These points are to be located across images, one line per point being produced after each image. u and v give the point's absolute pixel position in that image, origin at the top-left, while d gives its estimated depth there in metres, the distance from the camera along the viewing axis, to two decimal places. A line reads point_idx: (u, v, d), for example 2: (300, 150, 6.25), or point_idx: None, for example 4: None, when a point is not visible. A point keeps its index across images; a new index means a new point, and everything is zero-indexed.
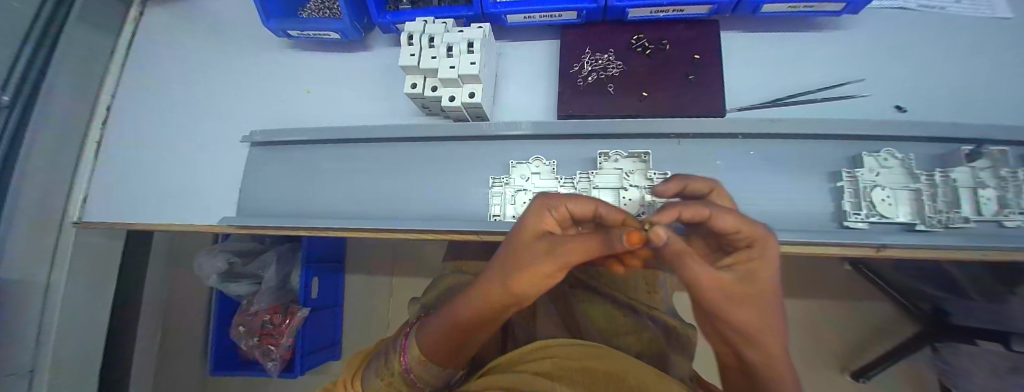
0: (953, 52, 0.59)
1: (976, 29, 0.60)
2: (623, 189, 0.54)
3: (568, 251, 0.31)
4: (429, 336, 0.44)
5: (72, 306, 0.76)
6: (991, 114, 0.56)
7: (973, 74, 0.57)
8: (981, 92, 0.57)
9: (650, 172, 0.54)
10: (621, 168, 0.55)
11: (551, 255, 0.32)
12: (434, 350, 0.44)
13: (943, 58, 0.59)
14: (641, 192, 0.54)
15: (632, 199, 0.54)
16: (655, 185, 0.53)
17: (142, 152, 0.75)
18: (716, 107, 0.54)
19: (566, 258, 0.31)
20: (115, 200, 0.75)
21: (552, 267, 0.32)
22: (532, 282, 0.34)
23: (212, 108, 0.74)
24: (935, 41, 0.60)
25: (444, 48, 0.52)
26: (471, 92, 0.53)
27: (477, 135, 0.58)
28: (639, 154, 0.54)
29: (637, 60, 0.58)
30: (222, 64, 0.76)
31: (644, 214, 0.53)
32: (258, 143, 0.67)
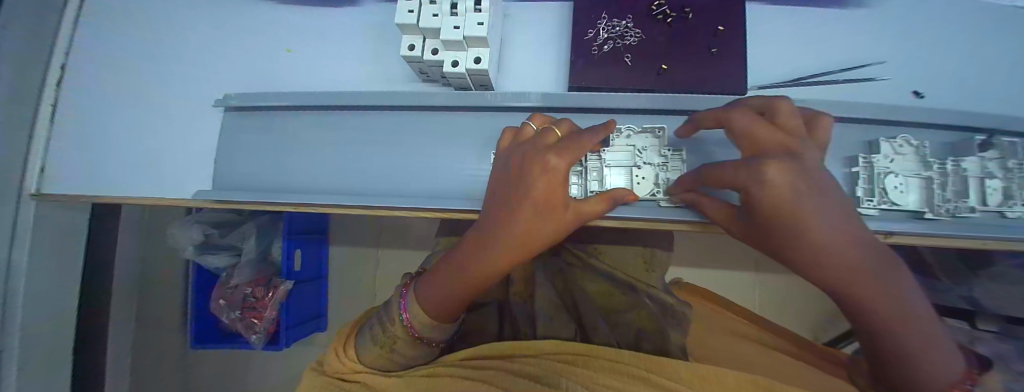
0: (978, 35, 0.57)
1: (1003, 11, 0.57)
2: (636, 167, 0.52)
3: (558, 158, 0.39)
4: (432, 298, 0.46)
5: (40, 284, 0.69)
6: (1000, 104, 0.55)
7: (994, 61, 0.56)
8: (995, 81, 0.55)
9: (664, 149, 0.51)
10: (633, 145, 0.52)
11: (547, 168, 0.39)
12: (439, 312, 0.46)
13: (966, 42, 0.56)
14: (654, 170, 0.52)
15: (645, 178, 0.51)
16: (667, 162, 0.51)
17: (104, 117, 0.67)
18: (737, 84, 0.51)
19: (557, 162, 0.39)
20: (78, 171, 0.67)
21: (548, 179, 0.39)
22: (538, 200, 0.40)
23: (177, 66, 0.65)
24: (963, 20, 0.57)
25: (448, 4, 0.46)
26: (476, 57, 0.48)
27: (480, 106, 0.53)
28: (651, 129, 0.51)
29: (656, 29, 0.53)
30: (185, 14, 0.66)
31: (658, 194, 0.51)
32: (233, 108, 0.60)
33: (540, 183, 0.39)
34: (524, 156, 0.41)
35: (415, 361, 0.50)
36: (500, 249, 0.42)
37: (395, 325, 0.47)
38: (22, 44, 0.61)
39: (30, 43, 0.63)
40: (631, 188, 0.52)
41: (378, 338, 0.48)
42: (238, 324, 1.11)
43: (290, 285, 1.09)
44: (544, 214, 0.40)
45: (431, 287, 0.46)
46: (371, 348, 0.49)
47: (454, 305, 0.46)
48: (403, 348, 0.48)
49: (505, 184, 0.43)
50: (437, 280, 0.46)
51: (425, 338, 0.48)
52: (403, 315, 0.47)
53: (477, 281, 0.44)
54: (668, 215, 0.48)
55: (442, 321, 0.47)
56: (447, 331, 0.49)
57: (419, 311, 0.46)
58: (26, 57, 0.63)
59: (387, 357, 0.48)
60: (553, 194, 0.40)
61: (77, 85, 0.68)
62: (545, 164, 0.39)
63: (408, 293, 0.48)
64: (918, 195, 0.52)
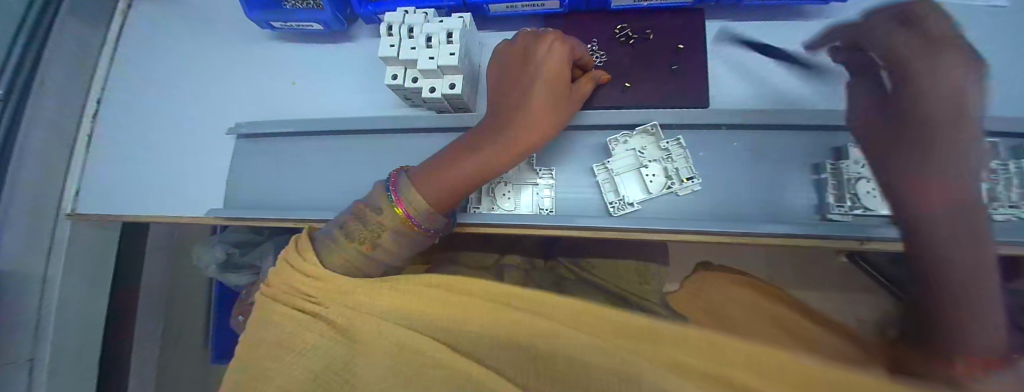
0: None
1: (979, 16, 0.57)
2: (643, 167, 0.53)
3: (561, 49, 0.47)
4: (435, 183, 0.43)
5: (70, 295, 0.77)
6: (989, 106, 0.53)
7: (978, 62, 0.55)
8: None
9: (663, 143, 0.53)
10: (633, 147, 0.54)
11: (554, 55, 0.46)
12: (440, 197, 0.44)
13: None
14: (661, 165, 0.53)
15: (655, 175, 0.53)
16: (672, 154, 0.52)
17: (131, 145, 0.76)
18: (697, 98, 0.54)
19: (561, 49, 0.47)
20: (104, 194, 0.75)
21: (558, 64, 0.47)
22: (553, 77, 0.46)
23: (198, 99, 0.74)
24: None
25: (423, 37, 0.52)
26: (450, 83, 0.53)
27: (458, 127, 0.58)
28: (647, 127, 0.52)
29: (620, 50, 0.57)
30: (207, 55, 0.76)
31: (672, 186, 0.52)
32: (244, 135, 0.67)
33: (548, 72, 0.46)
34: (539, 51, 0.47)
35: (397, 262, 0.45)
36: (507, 136, 0.45)
37: (383, 211, 0.43)
38: (64, 82, 0.73)
39: (71, 83, 0.75)
40: (645, 187, 0.53)
41: (354, 231, 0.43)
42: None
43: None
44: (556, 88, 0.47)
45: (436, 168, 0.45)
46: (342, 245, 0.42)
47: (455, 190, 0.44)
48: (387, 242, 0.43)
49: (511, 84, 0.48)
50: (443, 163, 0.45)
51: (422, 225, 0.44)
52: (392, 198, 0.43)
53: (491, 162, 0.44)
54: (632, 224, 0.50)
55: (438, 209, 0.44)
56: (442, 220, 0.46)
57: (416, 196, 0.43)
58: (65, 96, 0.74)
59: (362, 255, 0.43)
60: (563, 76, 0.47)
61: (110, 118, 0.79)
62: (553, 60, 0.46)
63: (399, 183, 0.44)
64: None
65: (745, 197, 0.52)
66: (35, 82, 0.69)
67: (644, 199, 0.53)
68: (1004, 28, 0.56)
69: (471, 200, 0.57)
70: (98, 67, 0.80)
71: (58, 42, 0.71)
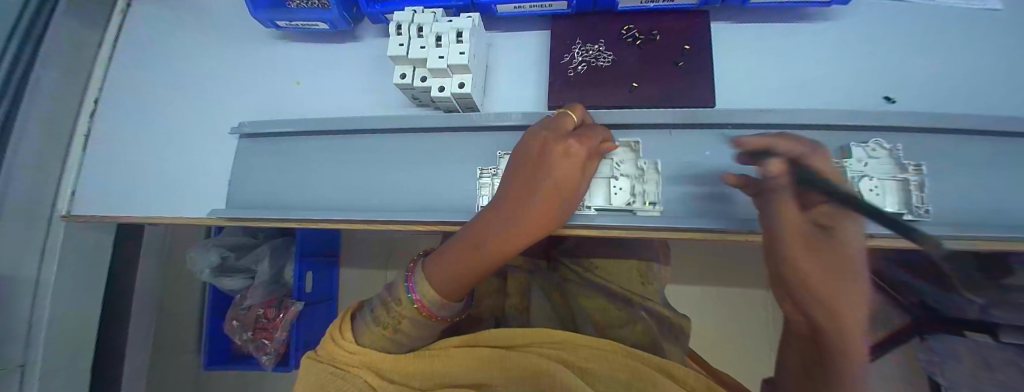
0: (946, 44, 0.58)
1: (967, 21, 0.59)
2: (613, 178, 0.54)
3: (578, 153, 0.46)
4: (444, 278, 0.49)
5: (64, 297, 0.76)
6: (978, 107, 0.55)
7: (965, 67, 0.57)
8: (967, 86, 0.56)
9: (640, 162, 0.54)
10: (611, 157, 0.54)
11: (571, 156, 0.46)
12: (452, 290, 0.50)
13: (933, 51, 0.58)
14: (630, 181, 0.54)
15: (622, 189, 0.54)
16: (643, 174, 0.53)
17: (128, 146, 0.74)
18: (705, 98, 0.54)
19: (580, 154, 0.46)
20: (103, 194, 0.74)
21: (571, 166, 0.47)
22: (562, 183, 0.47)
23: (199, 100, 0.73)
24: (929, 30, 0.59)
25: (433, 37, 0.52)
26: (460, 83, 0.53)
27: (467, 126, 0.58)
28: (628, 142, 0.54)
29: (628, 51, 0.57)
30: (208, 55, 0.75)
31: (634, 204, 0.53)
32: (247, 135, 0.66)
33: (560, 175, 0.46)
34: (559, 144, 0.46)
35: (417, 341, 0.52)
36: (519, 231, 0.47)
37: (403, 304, 0.50)
38: (58, 80, 0.71)
39: (67, 81, 0.73)
40: (609, 198, 0.54)
41: (381, 317, 0.51)
42: (249, 345, 1.18)
43: (301, 305, 1.15)
44: (560, 191, 0.48)
45: (446, 267, 0.49)
46: (373, 328, 0.51)
47: (465, 284, 0.50)
48: (405, 328, 0.50)
49: (526, 173, 0.48)
50: (456, 261, 0.49)
51: (435, 316, 0.50)
52: (410, 294, 0.50)
53: (499, 257, 0.49)
54: (644, 223, 0.51)
55: (451, 298, 0.51)
56: (457, 302, 0.52)
57: (430, 291, 0.49)
58: (64, 95, 0.73)
59: (387, 337, 0.51)
60: (571, 179, 0.47)
61: (106, 117, 0.77)
62: (568, 167, 0.46)
63: (415, 276, 0.51)
64: (894, 196, 0.52)
65: None
66: (31, 78, 0.67)
67: (604, 208, 0.54)
68: (994, 33, 0.58)
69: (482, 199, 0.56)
70: (95, 66, 0.78)
71: (54, 42, 0.70)
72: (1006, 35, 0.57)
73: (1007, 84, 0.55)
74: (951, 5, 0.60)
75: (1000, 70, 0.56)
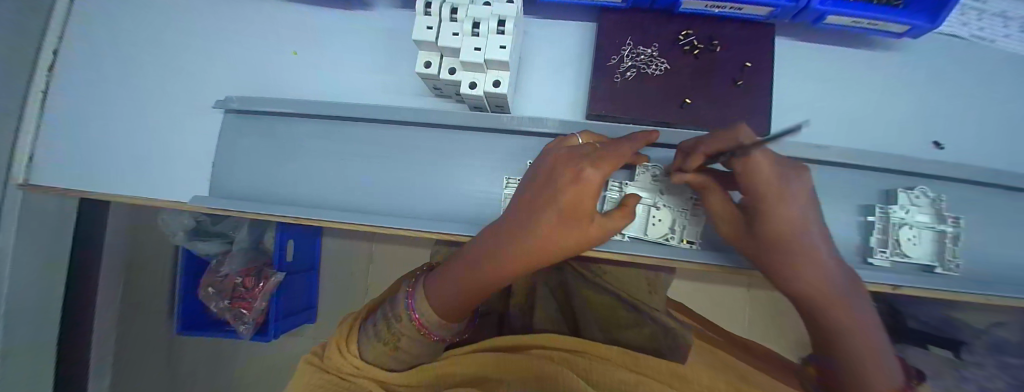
0: (990, 90, 0.57)
1: (1016, 67, 0.58)
2: (654, 207, 0.50)
3: (588, 183, 0.38)
4: (441, 295, 0.49)
5: (24, 268, 0.67)
6: (998, 161, 0.56)
7: (999, 118, 0.57)
8: (998, 138, 0.56)
9: (687, 195, 0.49)
10: (656, 185, 0.50)
11: (577, 184, 0.39)
12: (445, 311, 0.49)
13: (976, 96, 0.57)
14: (673, 213, 0.50)
15: (661, 220, 0.50)
16: (688, 209, 0.49)
17: (99, 107, 0.65)
18: (761, 125, 0.49)
19: (590, 184, 0.38)
20: (72, 163, 0.64)
21: (574, 196, 0.39)
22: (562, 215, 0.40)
23: (178, 62, 0.63)
24: (975, 75, 0.57)
25: (469, 22, 0.44)
26: (495, 81, 0.46)
27: (496, 128, 0.52)
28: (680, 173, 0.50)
29: (682, 61, 0.51)
30: (187, 9, 0.64)
31: (670, 239, 0.49)
32: (234, 111, 0.57)
33: (565, 205, 0.40)
34: (566, 169, 0.40)
35: (418, 359, 0.53)
36: (508, 254, 0.44)
37: (402, 321, 0.50)
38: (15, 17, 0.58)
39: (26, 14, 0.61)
40: (646, 228, 0.50)
41: (382, 334, 0.51)
42: (227, 314, 1.12)
43: (282, 276, 1.08)
44: (560, 225, 0.41)
45: (442, 280, 0.49)
46: (377, 345, 0.51)
47: (460, 304, 0.49)
48: (404, 345, 0.51)
49: (531, 198, 0.43)
50: (448, 276, 0.49)
51: (435, 336, 0.50)
52: (412, 314, 0.50)
53: (491, 281, 0.47)
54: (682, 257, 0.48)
55: (450, 319, 0.50)
56: (454, 324, 0.51)
57: (426, 307, 0.49)
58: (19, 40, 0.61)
59: (389, 354, 0.51)
60: (573, 212, 0.40)
61: (70, 72, 0.66)
62: (576, 194, 0.39)
63: (415, 294, 0.51)
64: (927, 245, 0.51)
65: None
66: None
67: (639, 238, 0.50)
68: None
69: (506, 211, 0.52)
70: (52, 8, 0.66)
71: None
72: None
73: None
74: (1010, 46, 0.58)
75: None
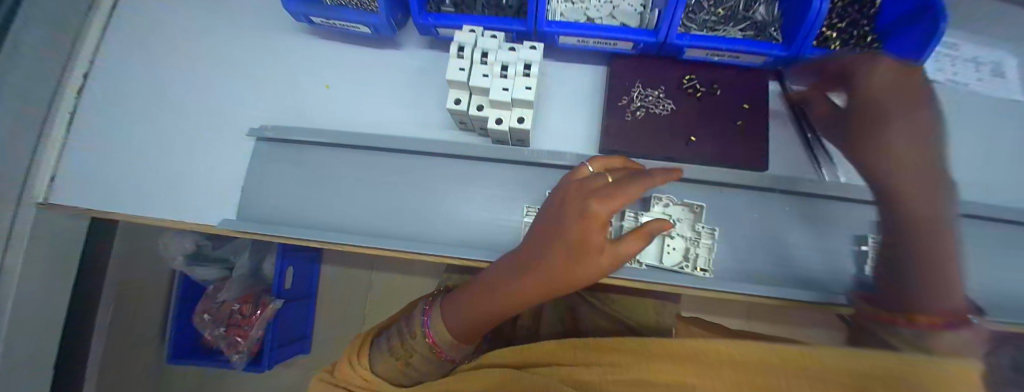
0: (960, 130, 0.64)
1: (978, 110, 0.65)
2: (669, 237, 0.53)
3: (597, 217, 0.40)
4: (454, 315, 0.50)
5: (31, 286, 0.65)
6: (979, 193, 0.61)
7: (970, 154, 0.63)
8: (973, 172, 0.62)
9: (698, 225, 0.53)
10: (670, 215, 0.53)
11: (585, 219, 0.40)
12: (460, 333, 0.50)
13: (948, 135, 0.63)
14: (685, 242, 0.53)
15: (675, 248, 0.53)
16: (701, 238, 0.52)
17: (125, 130, 0.66)
18: (761, 160, 0.54)
19: (598, 219, 0.40)
20: (95, 183, 0.65)
21: (585, 230, 0.41)
22: (574, 248, 0.42)
23: (209, 90, 0.66)
24: (945, 116, 0.64)
25: (499, 65, 0.49)
26: (520, 117, 0.50)
27: (515, 162, 0.55)
28: (691, 204, 0.53)
29: (687, 102, 0.57)
30: (222, 43, 0.69)
31: (685, 267, 0.52)
32: (266, 139, 0.60)
33: (578, 242, 0.42)
34: (575, 208, 0.41)
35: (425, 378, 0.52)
36: (523, 282, 0.45)
37: (416, 338, 0.51)
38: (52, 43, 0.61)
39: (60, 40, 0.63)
40: (661, 257, 0.53)
41: (395, 349, 0.51)
42: (221, 341, 1.08)
43: (280, 304, 1.05)
44: (573, 256, 0.42)
45: (458, 303, 0.50)
46: (388, 360, 0.51)
47: (475, 326, 0.50)
48: (416, 363, 0.50)
49: (547, 231, 0.44)
50: (462, 297, 0.50)
51: (447, 356, 0.52)
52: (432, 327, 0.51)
53: (506, 306, 0.48)
54: (692, 283, 0.50)
55: (462, 340, 0.51)
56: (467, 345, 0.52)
57: (442, 328, 0.51)
58: (40, 63, 0.62)
59: (399, 371, 0.50)
60: (584, 245, 0.42)
61: (99, 97, 0.69)
62: (590, 231, 0.41)
63: (432, 311, 0.53)
64: None
65: (799, 259, 0.53)
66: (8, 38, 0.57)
67: (656, 265, 0.53)
68: (996, 123, 0.65)
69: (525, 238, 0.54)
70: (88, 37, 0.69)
71: None
72: (1007, 127, 0.64)
73: (1006, 172, 0.62)
74: (968, 93, 0.66)
75: (1000, 159, 0.62)
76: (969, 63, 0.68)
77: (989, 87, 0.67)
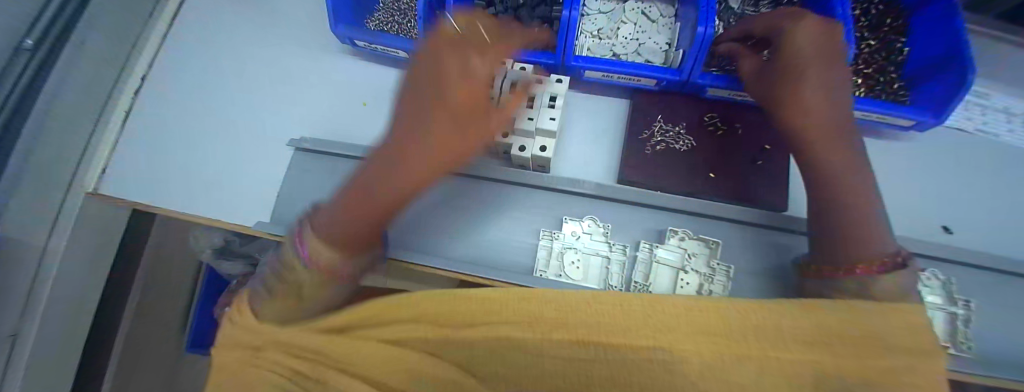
0: (986, 180, 0.63)
1: (1005, 161, 0.64)
2: (683, 271, 0.51)
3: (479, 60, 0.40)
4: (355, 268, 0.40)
5: (71, 266, 0.69)
6: (1009, 247, 0.59)
7: (998, 205, 0.61)
8: (1001, 224, 0.60)
9: (713, 261, 0.51)
10: (685, 249, 0.52)
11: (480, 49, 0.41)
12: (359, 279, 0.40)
13: (974, 184, 0.62)
14: (699, 278, 0.51)
15: (689, 283, 0.51)
16: (714, 275, 0.51)
17: (173, 129, 0.72)
18: (778, 201, 0.54)
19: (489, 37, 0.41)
20: (139, 176, 0.69)
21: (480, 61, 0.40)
22: (463, 79, 0.38)
23: (253, 99, 0.72)
24: (970, 165, 0.64)
25: (526, 96, 0.52)
26: (542, 146, 0.53)
27: (535, 186, 0.58)
28: (707, 240, 0.51)
29: (707, 139, 0.58)
30: (269, 57, 0.75)
31: None
32: (304, 149, 0.64)
33: (459, 102, 0.37)
34: (456, 65, 0.38)
35: None
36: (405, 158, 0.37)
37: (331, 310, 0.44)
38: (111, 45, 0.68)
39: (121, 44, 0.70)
40: (674, 291, 0.51)
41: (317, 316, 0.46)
42: None
43: None
44: (464, 105, 0.38)
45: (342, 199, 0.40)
46: None
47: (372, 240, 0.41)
48: None
49: (429, 79, 0.39)
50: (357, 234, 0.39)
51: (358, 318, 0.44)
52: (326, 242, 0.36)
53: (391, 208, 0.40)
54: None
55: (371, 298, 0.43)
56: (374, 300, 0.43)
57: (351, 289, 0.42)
58: (102, 63, 0.68)
59: None
60: (472, 78, 0.39)
61: (152, 98, 0.75)
62: (468, 86, 0.38)
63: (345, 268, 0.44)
64: (942, 325, 0.53)
65: None
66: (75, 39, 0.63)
67: None
68: None
69: (538, 262, 0.54)
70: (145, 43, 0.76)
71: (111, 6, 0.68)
72: None
73: None
74: (995, 143, 0.65)
75: None
76: (1001, 113, 0.67)
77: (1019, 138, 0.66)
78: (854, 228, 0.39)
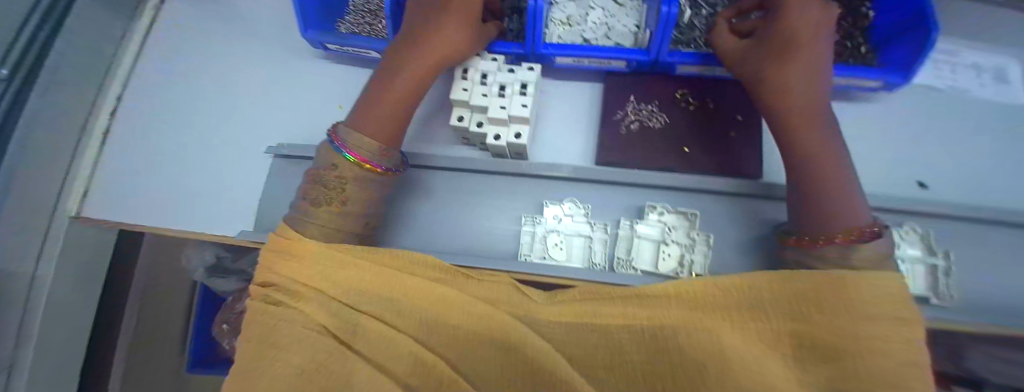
0: (958, 134, 0.64)
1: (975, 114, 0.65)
2: (664, 244, 0.51)
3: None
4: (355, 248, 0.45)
5: (61, 293, 0.68)
6: (984, 197, 0.61)
7: (971, 157, 0.63)
8: (975, 175, 0.62)
9: (693, 231, 0.51)
10: (664, 222, 0.52)
11: None
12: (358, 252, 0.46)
13: (946, 139, 0.64)
14: (681, 249, 0.51)
15: (671, 255, 0.51)
16: (696, 245, 0.51)
17: (152, 147, 0.72)
18: (754, 170, 0.55)
19: None
20: (121, 196, 0.69)
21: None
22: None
23: (230, 111, 0.72)
24: (941, 121, 0.65)
25: (497, 86, 0.53)
26: (517, 133, 0.53)
27: (515, 173, 0.58)
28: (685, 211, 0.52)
29: (680, 115, 0.59)
30: (243, 68, 0.75)
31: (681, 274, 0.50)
32: (283, 156, 0.65)
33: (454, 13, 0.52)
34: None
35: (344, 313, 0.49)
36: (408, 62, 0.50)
37: None
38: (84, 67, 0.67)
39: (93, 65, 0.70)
40: (657, 263, 0.51)
41: None
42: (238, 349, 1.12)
43: None
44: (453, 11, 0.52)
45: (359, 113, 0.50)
46: None
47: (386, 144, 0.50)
48: None
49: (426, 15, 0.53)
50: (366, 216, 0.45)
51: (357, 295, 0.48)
52: (341, 152, 0.46)
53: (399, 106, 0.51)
54: None
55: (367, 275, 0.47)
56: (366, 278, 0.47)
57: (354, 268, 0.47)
58: (77, 86, 0.68)
59: None
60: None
61: (129, 117, 0.74)
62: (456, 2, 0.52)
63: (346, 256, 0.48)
64: (920, 278, 0.53)
65: None
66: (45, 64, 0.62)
67: (650, 272, 0.51)
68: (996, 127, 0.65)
69: (522, 247, 0.54)
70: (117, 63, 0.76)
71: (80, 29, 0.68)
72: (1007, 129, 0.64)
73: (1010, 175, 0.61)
74: (965, 97, 0.66)
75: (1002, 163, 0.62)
76: (969, 68, 0.69)
77: (987, 92, 0.67)
78: (839, 194, 0.40)
